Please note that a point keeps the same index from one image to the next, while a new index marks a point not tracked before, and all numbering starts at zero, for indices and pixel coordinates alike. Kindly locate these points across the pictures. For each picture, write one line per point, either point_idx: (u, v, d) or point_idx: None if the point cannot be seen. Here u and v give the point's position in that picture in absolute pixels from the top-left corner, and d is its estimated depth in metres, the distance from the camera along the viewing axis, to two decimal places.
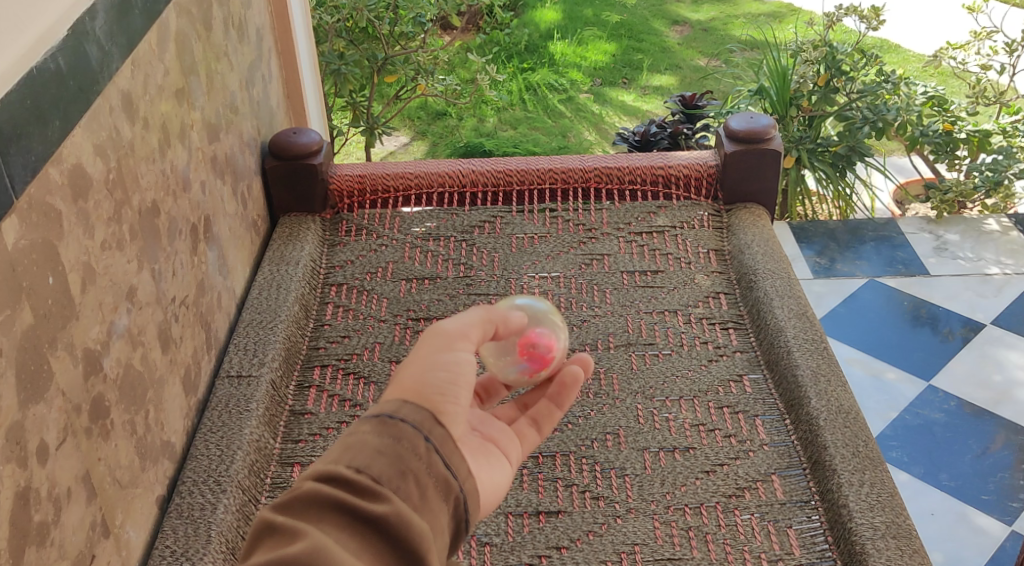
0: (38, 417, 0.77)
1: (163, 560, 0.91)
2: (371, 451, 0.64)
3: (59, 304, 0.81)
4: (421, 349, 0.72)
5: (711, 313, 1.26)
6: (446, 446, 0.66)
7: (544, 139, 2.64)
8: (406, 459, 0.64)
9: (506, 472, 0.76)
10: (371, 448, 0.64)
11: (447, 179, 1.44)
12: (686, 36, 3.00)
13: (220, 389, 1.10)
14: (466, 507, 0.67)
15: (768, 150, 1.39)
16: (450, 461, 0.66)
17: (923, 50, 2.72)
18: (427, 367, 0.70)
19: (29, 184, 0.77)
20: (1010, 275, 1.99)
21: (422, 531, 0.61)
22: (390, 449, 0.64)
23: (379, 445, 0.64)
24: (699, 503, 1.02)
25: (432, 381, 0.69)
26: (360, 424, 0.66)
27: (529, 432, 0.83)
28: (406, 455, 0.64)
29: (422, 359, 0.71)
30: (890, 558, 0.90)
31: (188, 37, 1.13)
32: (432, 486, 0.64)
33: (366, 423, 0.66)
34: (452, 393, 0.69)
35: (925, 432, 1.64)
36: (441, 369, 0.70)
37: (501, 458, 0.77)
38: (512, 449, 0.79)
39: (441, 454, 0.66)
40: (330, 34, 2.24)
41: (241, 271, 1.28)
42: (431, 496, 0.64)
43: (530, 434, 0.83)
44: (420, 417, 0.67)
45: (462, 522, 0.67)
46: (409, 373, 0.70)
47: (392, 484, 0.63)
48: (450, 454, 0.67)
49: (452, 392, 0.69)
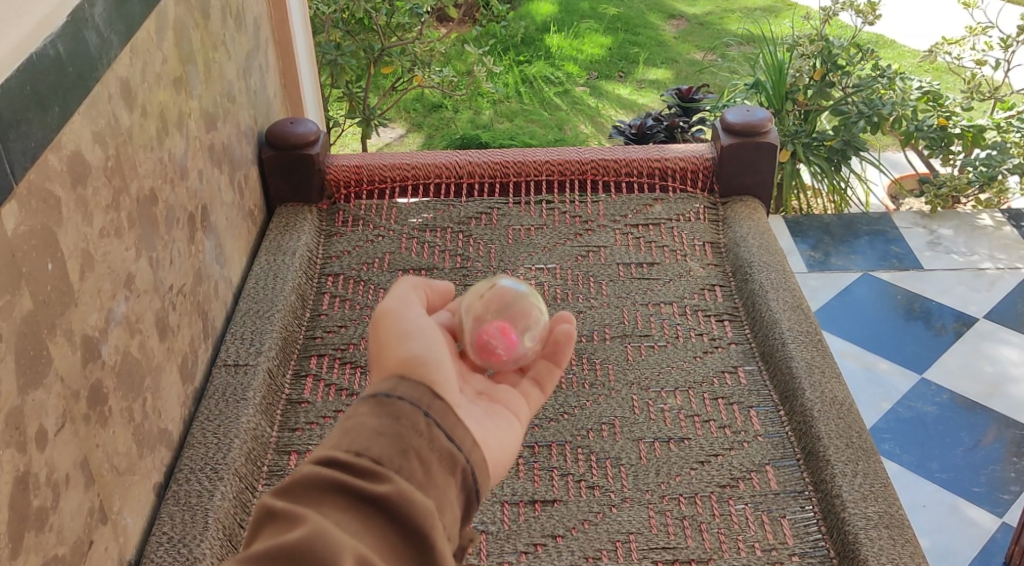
0: (37, 403, 0.77)
1: (160, 547, 0.91)
2: (371, 433, 0.64)
3: (58, 291, 0.81)
4: (381, 335, 0.74)
5: (707, 305, 1.26)
6: (447, 420, 0.67)
7: (540, 132, 2.61)
8: (406, 439, 0.65)
9: (516, 431, 0.79)
10: (371, 430, 0.65)
11: (443, 170, 1.45)
12: (683, 30, 3.02)
13: (217, 377, 1.11)
14: (475, 477, 0.68)
15: (763, 143, 1.39)
16: (452, 434, 0.67)
17: (915, 43, 2.74)
18: (401, 341, 0.73)
19: (28, 170, 0.77)
20: (1002, 269, 2.00)
21: (425, 508, 0.61)
22: (389, 429, 0.65)
23: (378, 426, 0.65)
24: (693, 493, 1.03)
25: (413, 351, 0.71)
26: (357, 406, 0.67)
27: (534, 392, 0.85)
28: (407, 433, 0.65)
29: (391, 338, 0.73)
30: (883, 548, 0.90)
31: (186, 26, 1.13)
32: (437, 461, 0.65)
33: (362, 405, 0.67)
34: (434, 354, 0.71)
35: (916, 425, 1.64)
36: (416, 339, 0.73)
37: (508, 414, 0.80)
38: (519, 407, 0.82)
39: (441, 428, 0.67)
40: (327, 24, 2.23)
41: (237, 261, 1.29)
42: (436, 471, 0.65)
43: (535, 394, 0.85)
44: (418, 393, 0.68)
45: (473, 493, 0.68)
46: (387, 354, 0.72)
47: (395, 464, 0.63)
48: (452, 427, 0.68)
49: (435, 353, 0.72)
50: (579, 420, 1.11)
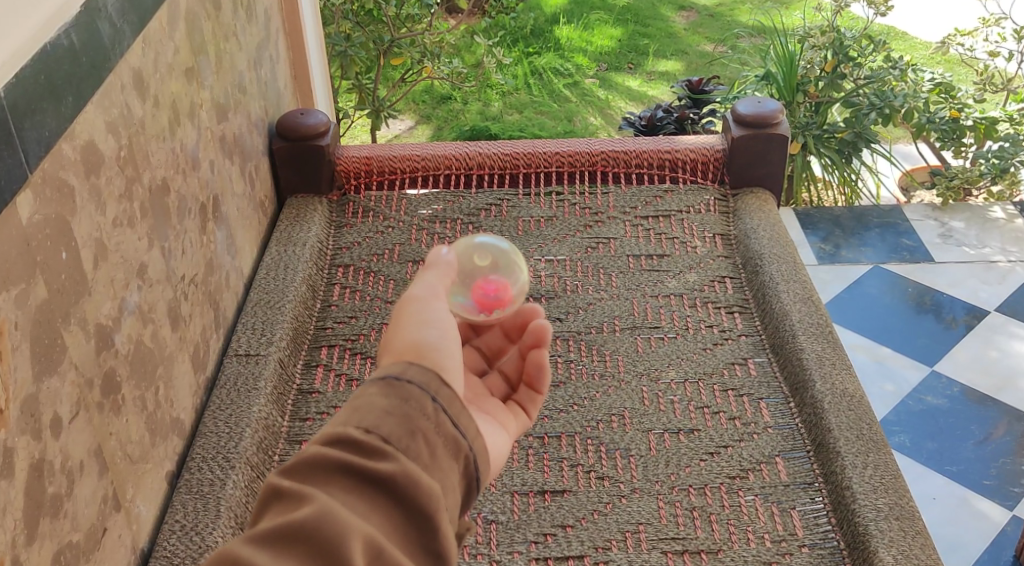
0: (51, 391, 0.78)
1: (172, 534, 0.92)
2: (380, 412, 0.64)
3: (72, 280, 0.81)
4: (403, 316, 0.74)
5: (717, 297, 1.26)
6: (453, 406, 0.66)
7: (550, 123, 2.60)
8: (413, 420, 0.64)
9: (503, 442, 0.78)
10: (379, 409, 0.64)
11: (453, 162, 1.45)
12: (693, 22, 3.01)
13: (228, 367, 1.11)
14: (477, 467, 0.67)
15: (774, 135, 1.39)
16: (457, 421, 0.66)
17: (927, 35, 2.72)
18: (416, 328, 0.72)
19: (42, 159, 0.77)
20: (1014, 263, 1.99)
21: (430, 489, 0.62)
22: (397, 410, 0.64)
23: (386, 406, 0.64)
24: (702, 484, 1.03)
25: (426, 340, 0.71)
26: (366, 387, 0.66)
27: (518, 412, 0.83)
28: (415, 414, 0.64)
29: (407, 322, 0.73)
30: (893, 539, 0.91)
31: (198, 16, 1.13)
32: (441, 445, 0.65)
33: (372, 386, 0.66)
34: (447, 347, 0.71)
35: (928, 418, 1.64)
36: (432, 329, 0.72)
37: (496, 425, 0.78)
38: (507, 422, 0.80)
39: (448, 413, 0.66)
40: (337, 16, 2.23)
41: (248, 252, 1.29)
42: (440, 455, 0.64)
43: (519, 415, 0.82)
44: (427, 379, 0.66)
45: (474, 481, 0.67)
46: (398, 337, 0.71)
47: (402, 444, 0.63)
48: (458, 414, 0.67)
49: (446, 348, 0.71)
50: (589, 411, 1.11)
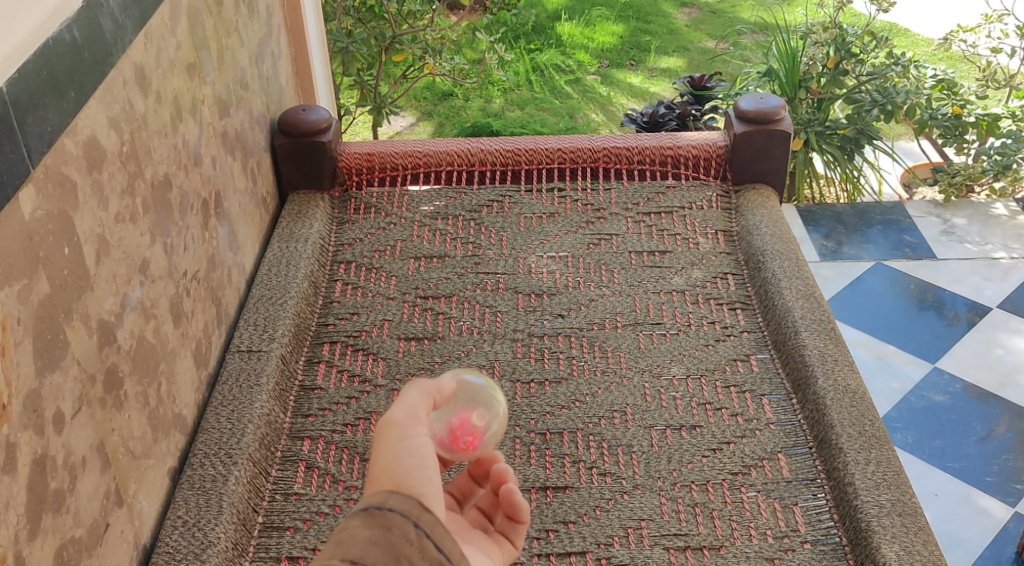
0: (54, 386, 0.78)
1: (175, 530, 0.92)
2: (363, 541, 0.64)
3: (75, 275, 0.81)
4: (380, 446, 0.72)
5: (719, 293, 1.26)
6: (435, 530, 0.65)
7: (552, 120, 2.60)
8: (398, 546, 0.64)
9: None
10: (362, 539, 0.64)
11: (455, 158, 1.45)
12: (695, 18, 3.01)
13: (230, 363, 1.11)
14: None
15: (776, 131, 1.39)
16: (441, 544, 0.65)
17: (930, 32, 2.72)
18: (395, 456, 0.70)
19: (45, 154, 0.77)
20: (1017, 259, 1.99)
21: None
22: (381, 538, 0.64)
23: (369, 536, 0.64)
24: (704, 480, 1.03)
25: (405, 470, 0.69)
26: (348, 518, 0.66)
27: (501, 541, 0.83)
28: (397, 541, 0.64)
29: (385, 451, 0.71)
30: (895, 535, 0.91)
31: (200, 12, 1.13)
32: None
33: (353, 517, 0.66)
34: (425, 474, 0.69)
35: (930, 415, 1.64)
36: (410, 456, 0.70)
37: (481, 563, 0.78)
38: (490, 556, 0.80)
39: (430, 537, 0.65)
40: (338, 12, 2.23)
41: (250, 248, 1.29)
42: None
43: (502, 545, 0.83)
44: (408, 505, 0.66)
45: None
46: (377, 469, 0.70)
47: None
48: (441, 537, 0.65)
49: (426, 475, 0.69)
50: (591, 407, 1.11)
